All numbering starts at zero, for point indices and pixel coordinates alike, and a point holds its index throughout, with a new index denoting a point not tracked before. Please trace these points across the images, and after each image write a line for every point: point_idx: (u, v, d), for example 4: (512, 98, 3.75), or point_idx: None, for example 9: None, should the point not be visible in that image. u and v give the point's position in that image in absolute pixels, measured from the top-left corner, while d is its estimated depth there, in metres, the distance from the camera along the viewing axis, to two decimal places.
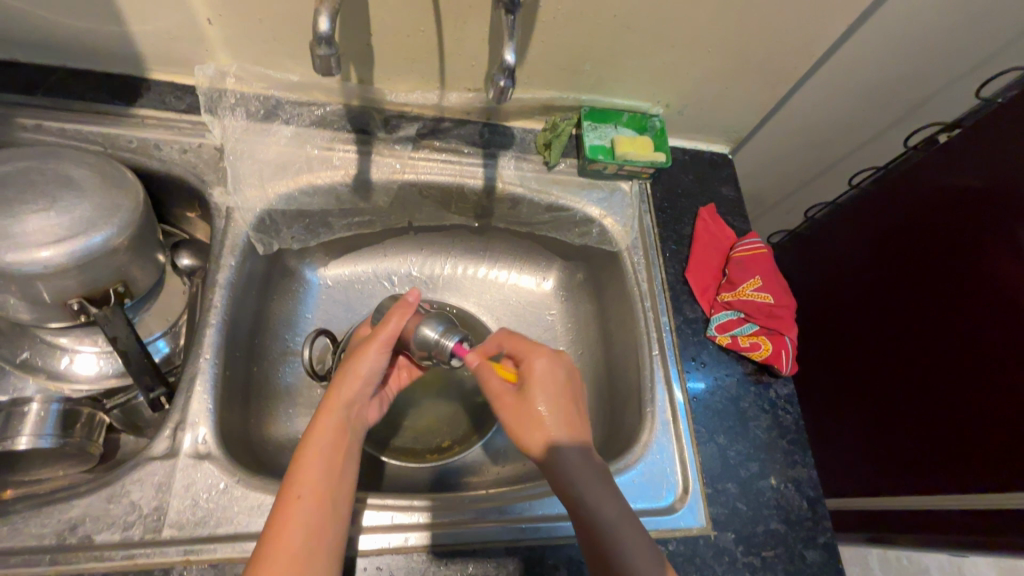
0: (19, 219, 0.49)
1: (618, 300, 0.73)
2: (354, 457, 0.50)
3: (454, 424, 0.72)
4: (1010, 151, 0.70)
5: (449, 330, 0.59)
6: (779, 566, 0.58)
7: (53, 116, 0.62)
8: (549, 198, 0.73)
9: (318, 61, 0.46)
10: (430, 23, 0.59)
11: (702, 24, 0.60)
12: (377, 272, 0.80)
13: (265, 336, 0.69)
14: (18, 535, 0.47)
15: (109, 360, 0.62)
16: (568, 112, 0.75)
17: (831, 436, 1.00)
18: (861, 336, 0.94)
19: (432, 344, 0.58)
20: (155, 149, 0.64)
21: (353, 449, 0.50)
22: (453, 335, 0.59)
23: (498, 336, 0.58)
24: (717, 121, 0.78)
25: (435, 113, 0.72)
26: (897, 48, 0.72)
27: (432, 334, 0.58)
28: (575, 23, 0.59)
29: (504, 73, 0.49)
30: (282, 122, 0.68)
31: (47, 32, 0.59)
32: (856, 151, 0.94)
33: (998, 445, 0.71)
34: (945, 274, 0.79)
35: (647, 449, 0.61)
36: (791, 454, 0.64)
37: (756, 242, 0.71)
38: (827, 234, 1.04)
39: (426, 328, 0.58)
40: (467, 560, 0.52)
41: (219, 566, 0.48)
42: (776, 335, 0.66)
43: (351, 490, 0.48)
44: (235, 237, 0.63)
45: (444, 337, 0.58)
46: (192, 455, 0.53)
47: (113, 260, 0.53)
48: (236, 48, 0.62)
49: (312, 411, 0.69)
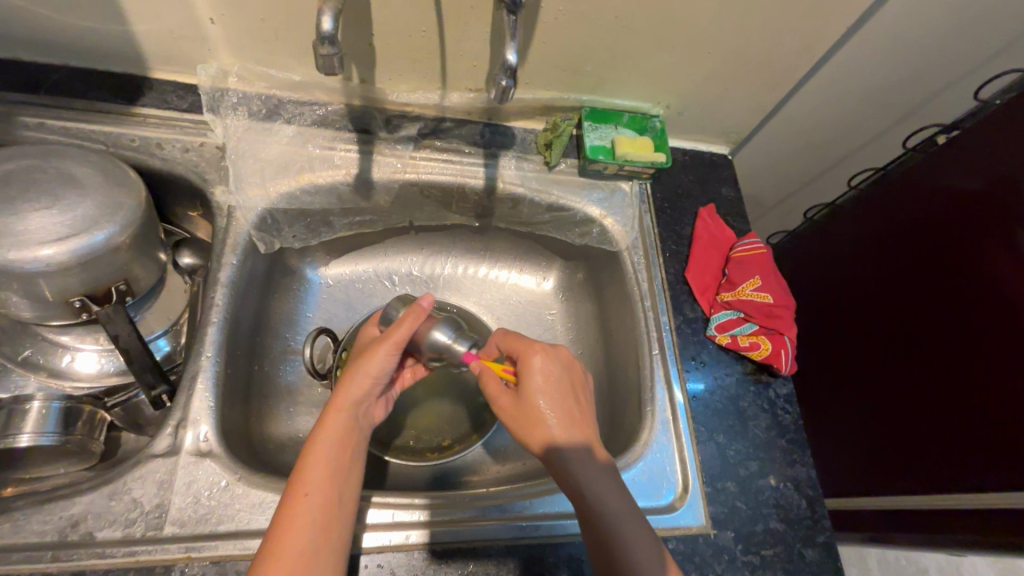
0: (22, 217, 0.49)
1: (618, 300, 0.74)
2: (359, 458, 0.51)
3: (454, 424, 0.72)
4: (1009, 152, 0.71)
5: (460, 335, 0.60)
6: (778, 565, 0.58)
7: (55, 115, 0.62)
8: (549, 198, 0.73)
9: (321, 61, 0.46)
10: (431, 23, 0.59)
11: (703, 24, 0.61)
12: (377, 272, 0.80)
13: (266, 335, 0.69)
14: (19, 532, 0.47)
15: (110, 358, 0.62)
16: (568, 113, 0.75)
17: (830, 436, 1.00)
18: (860, 337, 0.94)
19: (443, 348, 0.59)
20: (157, 148, 0.64)
21: (358, 449, 0.50)
22: (465, 340, 0.59)
23: (496, 337, 0.59)
24: (717, 121, 0.78)
25: (436, 113, 0.73)
26: (897, 49, 0.72)
27: (441, 339, 0.59)
28: (576, 23, 0.60)
29: (506, 73, 0.49)
30: (284, 121, 0.68)
31: (50, 31, 0.59)
32: (855, 152, 0.94)
33: (998, 444, 0.71)
34: (944, 275, 0.79)
35: (646, 448, 0.62)
36: (791, 454, 0.64)
37: (756, 243, 0.71)
38: (827, 235, 1.04)
39: (437, 332, 0.59)
40: (467, 558, 0.52)
41: (220, 564, 0.48)
42: (776, 335, 0.66)
43: (357, 488, 0.48)
44: (236, 236, 0.63)
45: (455, 342, 0.59)
46: (194, 453, 0.53)
47: (114, 258, 0.53)
48: (238, 48, 0.62)
49: (313, 410, 0.69)
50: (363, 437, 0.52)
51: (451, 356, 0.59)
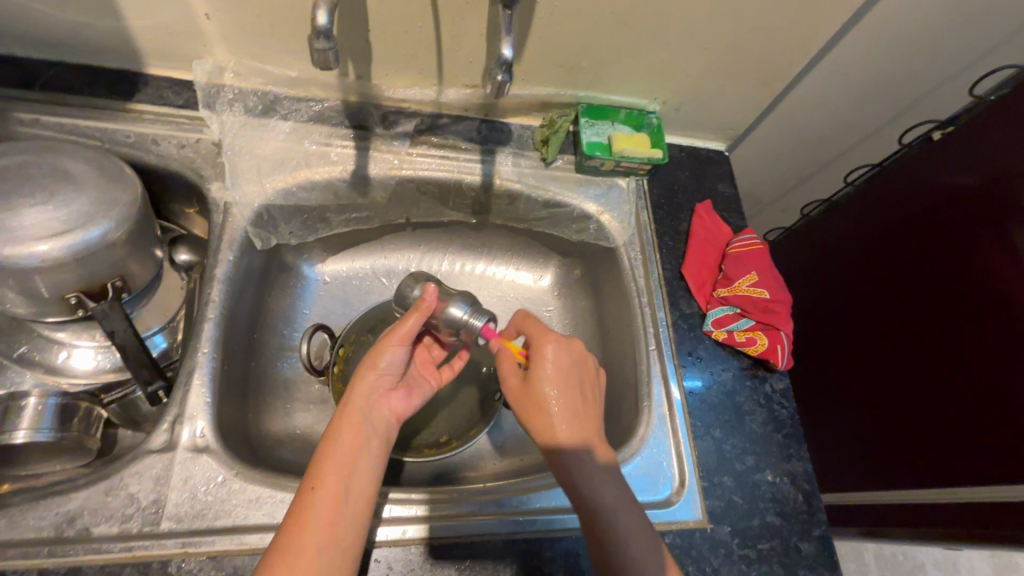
0: (17, 213, 0.49)
1: (615, 295, 0.74)
2: (376, 449, 0.50)
3: (453, 420, 0.71)
4: (1005, 148, 0.71)
5: (476, 311, 0.58)
6: (774, 560, 0.58)
7: (51, 111, 0.62)
8: (547, 194, 0.73)
9: (317, 55, 0.46)
10: (428, 19, 0.59)
11: (699, 21, 0.61)
12: (374, 268, 0.80)
13: (262, 331, 0.69)
14: (16, 528, 0.47)
15: (106, 354, 0.62)
16: (565, 109, 0.75)
17: (826, 432, 1.00)
18: (861, 333, 0.93)
19: (460, 323, 0.58)
20: (153, 144, 0.64)
21: (373, 446, 0.50)
22: (481, 316, 0.58)
23: (515, 319, 0.58)
24: (714, 118, 0.78)
25: (432, 109, 0.73)
26: (891, 45, 0.73)
27: (457, 315, 0.58)
28: (573, 19, 0.60)
29: (501, 67, 0.49)
30: (280, 117, 0.68)
31: (44, 26, 0.59)
32: (852, 149, 0.95)
33: (996, 440, 0.71)
34: (939, 270, 0.79)
35: (643, 442, 0.62)
36: (787, 448, 0.64)
37: (753, 238, 0.71)
38: (824, 231, 1.03)
39: (454, 308, 0.58)
40: (464, 554, 0.53)
41: (217, 559, 0.49)
42: (772, 330, 0.67)
43: (371, 483, 0.48)
44: (233, 232, 0.63)
45: (471, 317, 0.58)
46: (191, 448, 0.53)
47: (110, 254, 0.53)
48: (234, 44, 0.62)
49: (310, 406, 0.70)
50: (379, 435, 0.52)
51: (468, 331, 0.59)
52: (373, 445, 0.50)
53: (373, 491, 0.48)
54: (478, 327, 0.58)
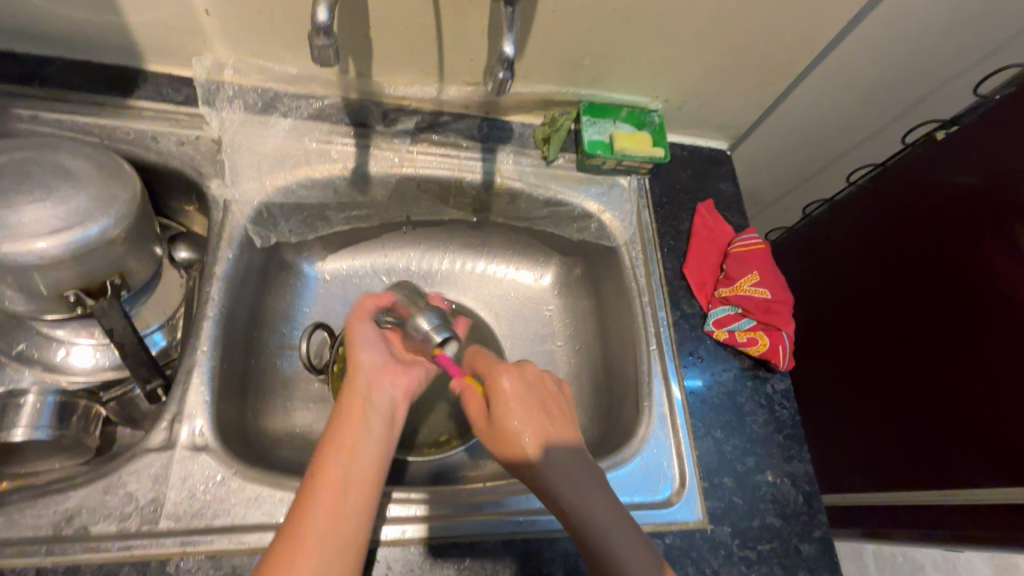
0: (15, 210, 0.48)
1: (616, 294, 0.73)
2: (378, 434, 0.50)
3: (452, 419, 0.71)
4: (1009, 148, 0.70)
5: (442, 324, 0.59)
6: (774, 561, 0.58)
7: (50, 107, 0.62)
8: (548, 192, 0.73)
9: (317, 52, 0.45)
10: (429, 16, 0.58)
11: (702, 19, 0.60)
12: (374, 266, 0.79)
13: (261, 330, 0.68)
14: (14, 526, 0.47)
15: (105, 352, 0.62)
16: (567, 107, 0.74)
17: (827, 433, 1.00)
18: (863, 334, 0.93)
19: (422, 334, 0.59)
20: (152, 141, 0.64)
21: (375, 431, 0.50)
22: (443, 330, 0.59)
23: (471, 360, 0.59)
24: (717, 117, 0.78)
25: (433, 106, 0.72)
26: (896, 44, 0.72)
27: (424, 324, 0.59)
28: (575, 17, 0.59)
29: (503, 65, 0.49)
30: (280, 115, 0.68)
31: (43, 21, 0.58)
32: (855, 149, 0.94)
33: (997, 441, 0.71)
34: (941, 269, 0.79)
35: (643, 443, 0.62)
36: (787, 449, 0.64)
37: (754, 238, 0.71)
38: (825, 231, 1.03)
39: (420, 320, 0.59)
40: (463, 554, 0.52)
41: (216, 559, 0.48)
42: (774, 330, 0.66)
43: (374, 468, 0.48)
44: (233, 230, 0.63)
45: (433, 329, 0.58)
46: (189, 447, 0.52)
47: (109, 251, 0.53)
48: (234, 41, 0.62)
49: (309, 405, 0.69)
50: (381, 418, 0.51)
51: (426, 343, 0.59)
52: (374, 431, 0.50)
53: (376, 477, 0.47)
54: (438, 341, 0.58)
